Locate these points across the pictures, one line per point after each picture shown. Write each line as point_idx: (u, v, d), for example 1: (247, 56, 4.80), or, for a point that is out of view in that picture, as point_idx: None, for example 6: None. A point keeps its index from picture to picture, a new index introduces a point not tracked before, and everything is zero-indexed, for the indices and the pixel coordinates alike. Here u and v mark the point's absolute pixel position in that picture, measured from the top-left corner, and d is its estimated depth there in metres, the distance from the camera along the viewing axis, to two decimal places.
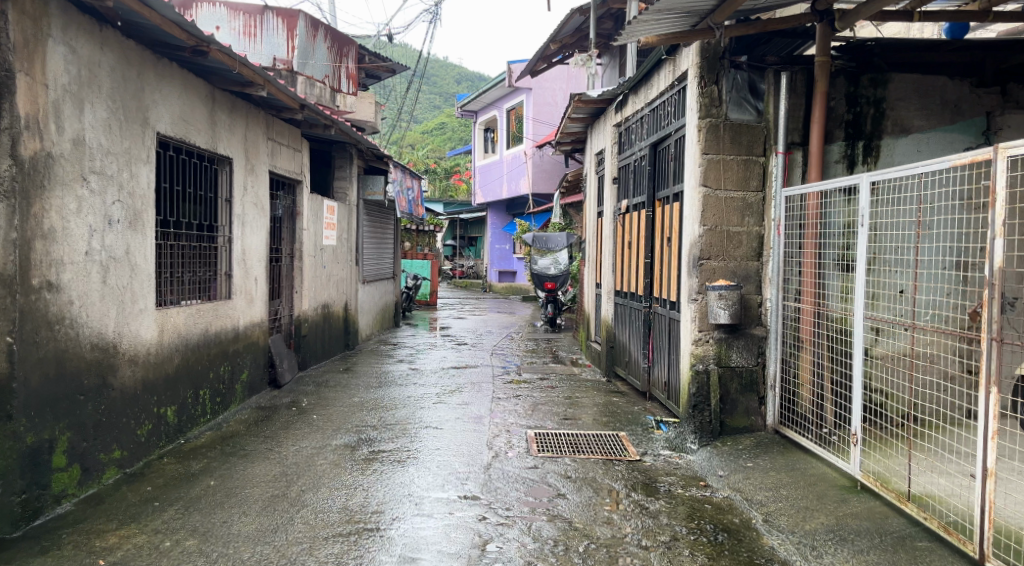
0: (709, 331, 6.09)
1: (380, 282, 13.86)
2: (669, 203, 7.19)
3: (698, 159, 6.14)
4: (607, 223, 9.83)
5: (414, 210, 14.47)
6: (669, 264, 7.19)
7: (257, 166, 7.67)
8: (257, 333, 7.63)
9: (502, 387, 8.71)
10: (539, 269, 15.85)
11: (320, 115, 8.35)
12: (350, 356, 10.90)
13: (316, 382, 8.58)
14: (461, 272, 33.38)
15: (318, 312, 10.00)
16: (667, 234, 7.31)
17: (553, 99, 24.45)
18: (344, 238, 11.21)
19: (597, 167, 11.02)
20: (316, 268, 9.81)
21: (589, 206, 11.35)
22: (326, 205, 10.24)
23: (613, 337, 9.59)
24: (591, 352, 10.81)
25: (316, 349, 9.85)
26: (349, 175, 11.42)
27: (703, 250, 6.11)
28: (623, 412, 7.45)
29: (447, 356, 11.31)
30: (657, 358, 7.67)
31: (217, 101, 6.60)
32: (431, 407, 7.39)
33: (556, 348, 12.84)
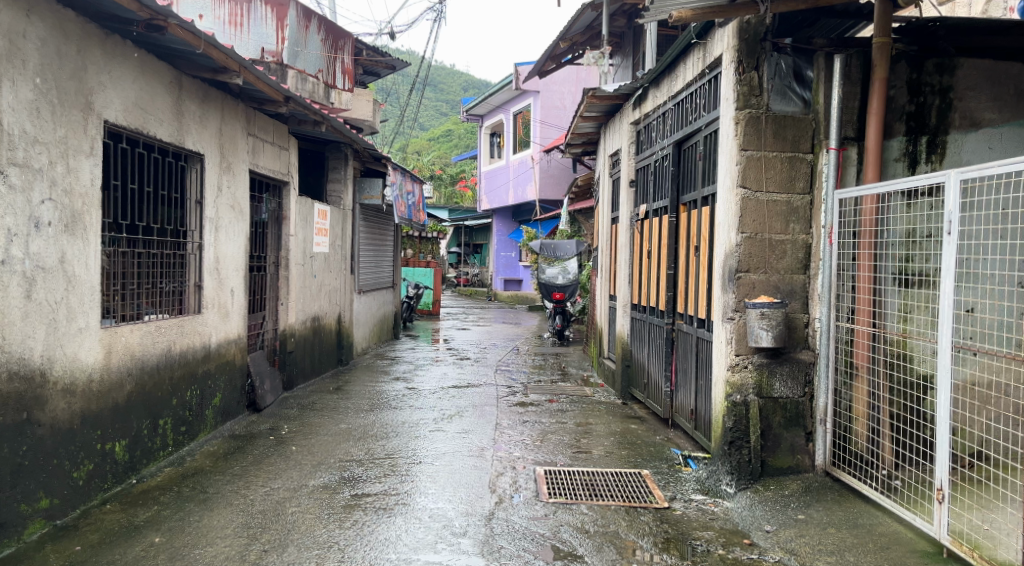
0: (748, 355, 5.27)
1: (378, 291, 13.06)
2: (699, 207, 6.38)
3: (736, 156, 5.31)
4: (622, 230, 9.02)
5: (415, 216, 13.71)
6: (698, 277, 6.37)
7: (236, 165, 6.85)
8: (233, 351, 6.83)
9: (508, 411, 7.88)
10: (546, 279, 15.01)
11: (308, 109, 7.54)
12: (343, 373, 10.10)
13: (303, 404, 7.78)
14: (466, 280, 32.58)
15: (307, 326, 9.19)
16: (694, 243, 6.50)
17: (561, 102, 23.72)
18: (338, 245, 10.42)
19: (610, 170, 10.23)
20: (305, 278, 9.01)
21: (602, 212, 10.52)
22: (317, 209, 9.45)
23: (628, 355, 8.79)
24: (604, 370, 9.98)
25: (304, 367, 9.03)
26: (344, 177, 10.62)
27: (741, 262, 5.28)
28: (643, 444, 6.61)
29: (448, 373, 10.48)
30: (683, 384, 6.85)
31: (186, 90, 5.80)
32: (428, 437, 6.59)
33: (565, 363, 11.99)
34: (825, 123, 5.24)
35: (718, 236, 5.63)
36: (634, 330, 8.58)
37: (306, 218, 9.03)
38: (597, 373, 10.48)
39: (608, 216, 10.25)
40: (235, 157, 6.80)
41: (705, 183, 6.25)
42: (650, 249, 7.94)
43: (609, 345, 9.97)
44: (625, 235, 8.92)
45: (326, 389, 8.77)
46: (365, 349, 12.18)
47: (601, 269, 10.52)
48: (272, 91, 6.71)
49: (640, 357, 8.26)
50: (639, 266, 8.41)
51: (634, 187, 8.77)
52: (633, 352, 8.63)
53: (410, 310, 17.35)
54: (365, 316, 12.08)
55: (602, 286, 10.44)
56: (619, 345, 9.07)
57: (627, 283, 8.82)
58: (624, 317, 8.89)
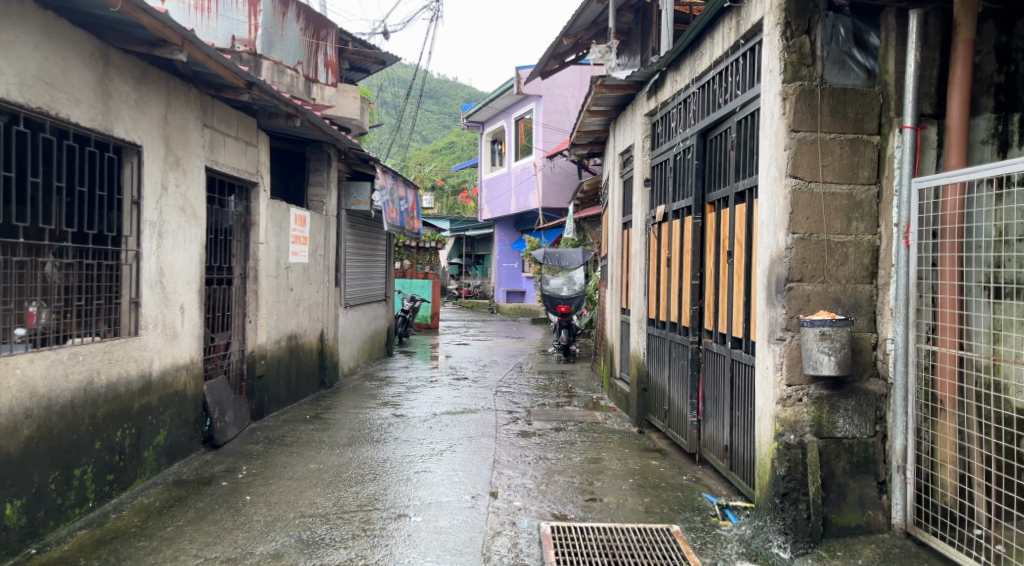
0: (804, 386, 4.23)
1: (368, 306, 12.07)
2: (734, 204, 5.38)
3: (783, 139, 4.29)
4: (636, 236, 8.01)
5: (408, 223, 12.75)
6: (734, 288, 5.37)
7: (187, 160, 5.83)
8: (185, 380, 5.83)
9: (508, 443, 6.87)
10: (551, 291, 14.00)
11: (275, 98, 6.55)
12: (326, 397, 9.10)
13: (272, 436, 6.79)
14: (468, 292, 31.59)
15: (282, 347, 8.19)
16: (729, 247, 5.50)
17: (564, 107, 22.78)
18: (319, 255, 9.43)
19: (621, 169, 9.21)
20: (278, 292, 8.01)
21: (612, 216, 9.52)
22: (293, 214, 8.47)
23: (643, 375, 7.80)
24: (616, 393, 8.95)
25: (278, 392, 8.03)
26: (327, 180, 9.65)
27: (793, 269, 4.26)
28: (667, 486, 5.57)
29: (442, 396, 9.45)
30: (717, 413, 5.84)
31: (115, 67, 4.81)
32: (413, 480, 5.57)
33: (572, 383, 10.95)
34: (897, 97, 4.22)
35: (760, 239, 4.61)
36: (651, 348, 7.58)
37: (279, 225, 8.03)
38: (608, 395, 9.47)
39: (619, 221, 9.25)
40: (186, 153, 5.80)
41: (742, 176, 5.24)
42: (670, 257, 6.94)
43: (623, 363, 8.97)
44: (638, 242, 7.88)
45: (304, 418, 7.78)
46: (354, 369, 11.18)
47: (612, 279, 9.50)
48: (227, 75, 5.71)
49: (658, 378, 7.27)
50: (656, 276, 7.40)
51: (649, 188, 7.74)
52: (650, 373, 7.63)
53: (405, 325, 16.33)
54: (352, 333, 11.09)
55: (612, 298, 9.43)
56: (633, 365, 8.08)
57: (643, 296, 7.80)
58: (638, 334, 7.87)
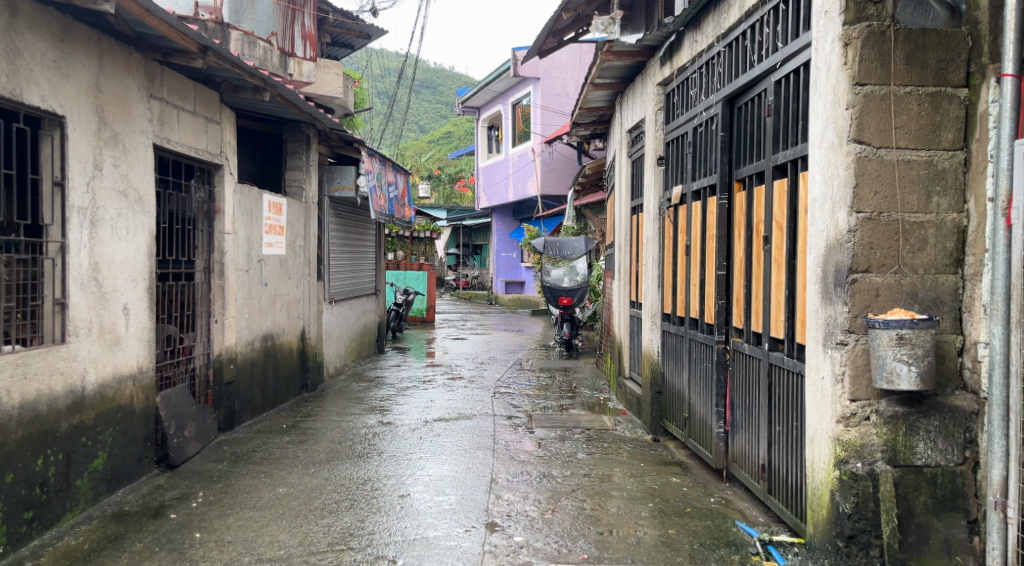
0: (873, 401, 3.44)
1: (355, 300, 11.25)
2: (773, 180, 4.56)
3: (845, 96, 3.47)
4: (647, 222, 7.18)
5: (398, 211, 11.94)
6: (773, 280, 4.56)
7: (130, 136, 4.99)
8: (132, 392, 5.02)
9: (506, 457, 6.06)
10: (552, 282, 13.19)
11: (237, 67, 5.69)
12: (307, 402, 8.29)
13: (240, 452, 5.98)
14: (466, 283, 30.77)
15: (256, 348, 7.37)
16: (765, 232, 4.68)
17: (563, 89, 21.91)
18: (298, 246, 8.62)
19: (629, 149, 8.37)
20: (249, 287, 7.18)
21: (619, 200, 8.71)
22: (266, 200, 7.64)
23: (657, 376, 6.99)
24: (626, 394, 8.15)
25: (252, 399, 7.20)
26: (307, 163, 8.83)
27: (858, 257, 3.45)
28: (694, 512, 4.76)
29: (435, 399, 8.64)
30: (749, 425, 5.04)
31: (23, 19, 3.98)
32: (396, 508, 4.76)
33: (576, 381, 10.14)
34: (992, 40, 3.39)
35: (810, 220, 3.79)
36: (667, 347, 6.78)
37: (249, 213, 7.19)
38: (617, 396, 8.66)
39: (627, 205, 8.41)
40: (127, 128, 4.95)
41: (782, 147, 4.42)
42: (688, 245, 6.13)
43: (633, 362, 8.16)
44: (650, 228, 7.04)
45: (279, 428, 6.96)
46: (340, 368, 10.37)
47: (620, 270, 8.68)
48: (175, 36, 4.85)
49: (676, 381, 6.46)
50: (672, 266, 6.59)
51: (663, 166, 6.90)
52: (666, 374, 6.82)
53: (398, 319, 15.48)
54: (338, 330, 10.28)
55: (621, 291, 8.61)
56: (645, 365, 7.27)
57: (657, 288, 6.98)
58: (651, 330, 7.05)
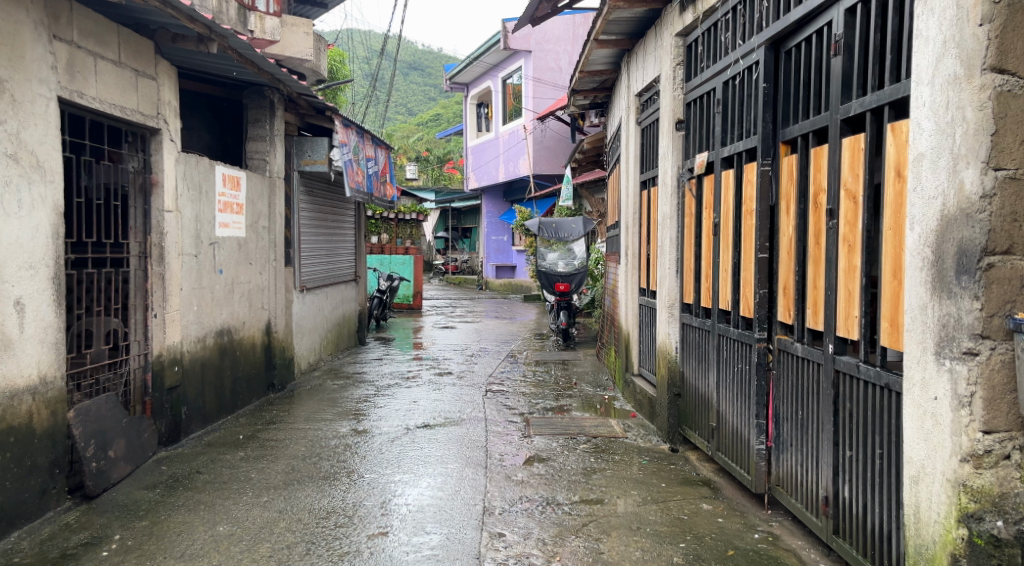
0: (1018, 434, 2.52)
1: (332, 287, 10.23)
2: (841, 138, 3.58)
3: (977, 9, 2.54)
4: (662, 198, 6.20)
5: (378, 189, 10.90)
6: (841, 265, 3.58)
7: (23, 86, 3.95)
8: (32, 408, 4.00)
9: (500, 477, 5.08)
10: (547, 267, 12.22)
11: (167, 5, 4.61)
12: (273, 405, 7.28)
13: (180, 473, 4.96)
14: (455, 267, 29.72)
15: (209, 346, 6.36)
16: (827, 204, 3.70)
17: (556, 63, 20.81)
18: (260, 227, 7.59)
19: (638, 115, 7.40)
20: (198, 275, 6.15)
21: (626, 174, 7.74)
22: (219, 172, 6.58)
23: (674, 377, 6.02)
24: (636, 394, 7.19)
25: (204, 406, 6.20)
26: (271, 132, 7.80)
27: (996, 233, 2.51)
28: (737, 556, 3.80)
29: (419, 400, 7.65)
30: (802, 444, 4.07)
31: None
32: (363, 555, 3.77)
33: (577, 376, 9.18)
34: None
35: (912, 185, 2.82)
36: (688, 342, 5.80)
37: (198, 188, 6.15)
38: (625, 395, 7.70)
39: (636, 179, 7.43)
40: (17, 75, 3.91)
41: (858, 94, 3.45)
42: (717, 224, 5.16)
43: (644, 357, 7.18)
44: (666, 204, 6.05)
45: (235, 440, 5.94)
46: (314, 363, 9.37)
47: (627, 253, 7.70)
48: None
49: (700, 383, 5.49)
50: (694, 249, 5.62)
51: (682, 131, 5.90)
52: (686, 374, 5.86)
53: (382, 307, 14.44)
54: (312, 322, 9.28)
55: (628, 276, 7.63)
56: (659, 363, 6.31)
57: (674, 273, 5.99)
58: (666, 324, 6.08)
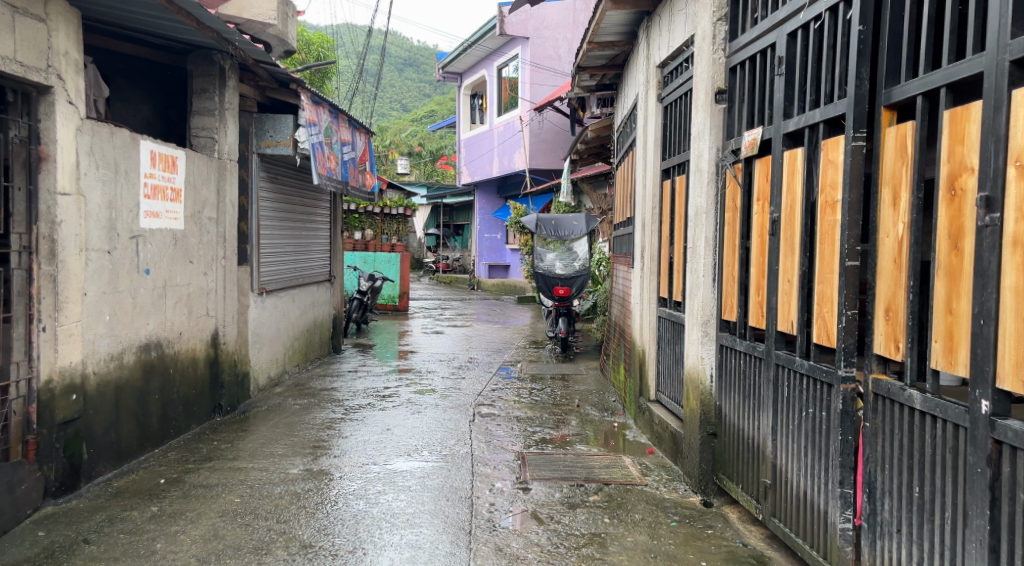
0: None
1: (299, 289, 8.97)
2: (1012, 90, 2.37)
3: None
4: (694, 188, 4.98)
5: (356, 179, 9.67)
6: (1009, 281, 2.37)
7: None
8: None
9: (487, 550, 3.86)
10: (544, 269, 11.00)
11: None
12: (214, 435, 6.01)
13: (59, 546, 3.76)
14: (445, 265, 28.42)
15: (128, 366, 5.12)
16: (979, 191, 2.47)
17: (555, 51, 19.58)
18: (205, 219, 6.34)
19: (659, 91, 6.21)
20: (112, 276, 4.90)
21: (644, 162, 6.54)
22: (144, 147, 5.30)
23: (707, 412, 4.77)
24: (654, 426, 5.95)
25: (118, 443, 4.96)
26: (221, 105, 6.54)
27: None
28: None
29: (392, 428, 6.39)
30: (916, 535, 2.82)
31: None
32: None
33: (579, 396, 7.95)
34: None
35: None
36: (728, 370, 4.56)
37: (114, 167, 4.91)
38: (640, 426, 6.45)
39: (657, 167, 6.21)
40: None
41: None
42: (774, 219, 3.92)
43: (666, 381, 5.94)
44: (699, 197, 4.83)
45: (153, 487, 4.68)
46: (275, 377, 8.11)
47: (644, 254, 6.48)
48: None
49: (747, 426, 4.24)
50: (741, 252, 4.40)
51: (723, 103, 4.68)
52: (724, 410, 4.61)
53: (362, 310, 13.17)
54: (273, 330, 8.04)
55: (645, 282, 6.40)
56: (686, 393, 5.08)
57: (711, 281, 4.76)
58: (697, 345, 4.85)
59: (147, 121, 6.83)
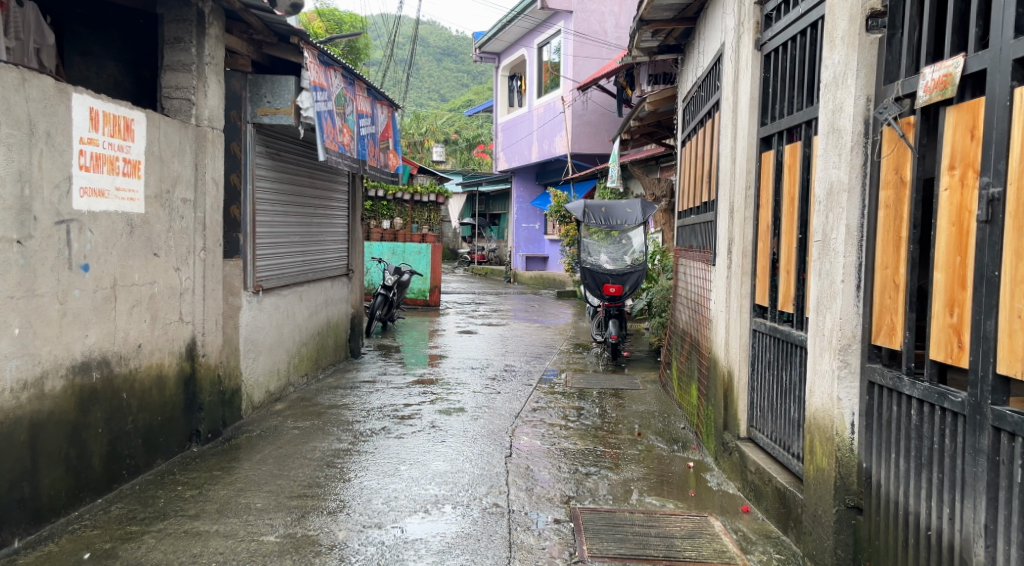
0: None
1: (308, 286, 7.67)
2: None
3: None
4: (825, 157, 3.56)
5: (377, 156, 8.37)
6: None
7: None
8: None
9: None
10: (591, 264, 9.57)
11: None
12: (183, 475, 4.72)
13: None
14: (482, 256, 27.11)
15: (54, 395, 3.84)
16: None
17: (601, 26, 18.15)
18: (179, 201, 5.06)
19: (758, 34, 4.79)
20: (24, 276, 3.63)
21: (734, 127, 5.12)
22: (76, 100, 3.98)
23: (846, 477, 3.34)
24: (751, 475, 4.53)
25: (35, 498, 3.70)
26: (199, 59, 5.24)
27: None
28: None
29: (410, 467, 5.07)
30: None
31: None
32: None
33: (639, 422, 6.55)
34: None
35: None
36: (887, 422, 3.12)
37: (26, 128, 3.63)
38: (727, 471, 5.02)
39: (758, 134, 4.79)
40: None
41: None
42: (991, 197, 2.52)
43: (768, 419, 4.51)
44: (839, 169, 3.41)
45: None
46: (276, 392, 6.83)
47: (733, 248, 5.07)
48: None
49: (930, 512, 2.82)
50: (911, 248, 2.99)
51: (878, 33, 3.25)
52: (878, 477, 3.17)
53: (387, 307, 11.89)
54: (274, 335, 6.77)
55: (738, 285, 4.97)
56: (807, 444, 3.67)
57: (854, 291, 3.34)
58: (831, 380, 3.43)
59: (115, 82, 5.56)
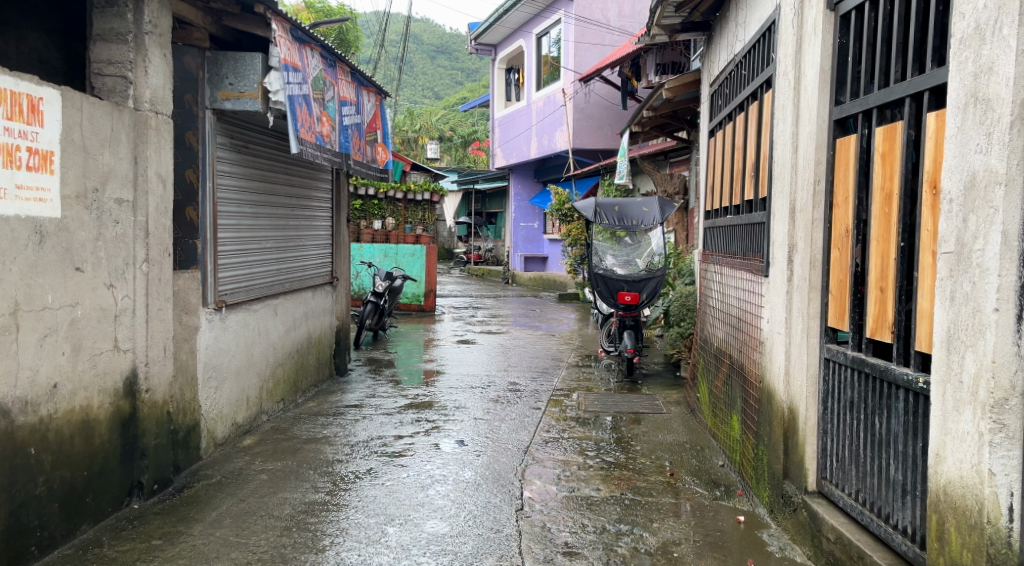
0: None
1: (286, 298, 6.71)
2: None
3: None
4: (960, 139, 2.61)
5: (363, 151, 7.41)
6: None
7: None
8: None
9: None
10: (603, 270, 8.58)
11: None
12: (113, 549, 3.76)
13: None
14: (478, 256, 26.17)
15: None
16: None
17: (603, 15, 17.20)
18: (112, 202, 4.09)
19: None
20: None
21: (796, 107, 4.16)
22: None
23: None
24: (829, 546, 3.60)
25: None
26: (139, 26, 4.26)
27: None
28: None
29: (401, 531, 4.11)
30: None
31: None
32: None
33: (670, 458, 5.61)
34: None
35: None
36: None
37: None
38: (791, 532, 4.08)
39: (833, 117, 3.84)
40: None
41: None
42: None
43: (854, 474, 3.58)
44: (988, 154, 2.46)
45: None
46: (245, 424, 5.87)
47: (798, 257, 4.11)
48: None
49: None
50: None
51: None
52: None
53: (377, 315, 10.89)
54: (242, 358, 5.81)
55: (804, 303, 4.02)
56: (932, 527, 2.73)
57: (1014, 324, 2.40)
58: (977, 447, 2.49)
59: (40, 58, 4.56)
